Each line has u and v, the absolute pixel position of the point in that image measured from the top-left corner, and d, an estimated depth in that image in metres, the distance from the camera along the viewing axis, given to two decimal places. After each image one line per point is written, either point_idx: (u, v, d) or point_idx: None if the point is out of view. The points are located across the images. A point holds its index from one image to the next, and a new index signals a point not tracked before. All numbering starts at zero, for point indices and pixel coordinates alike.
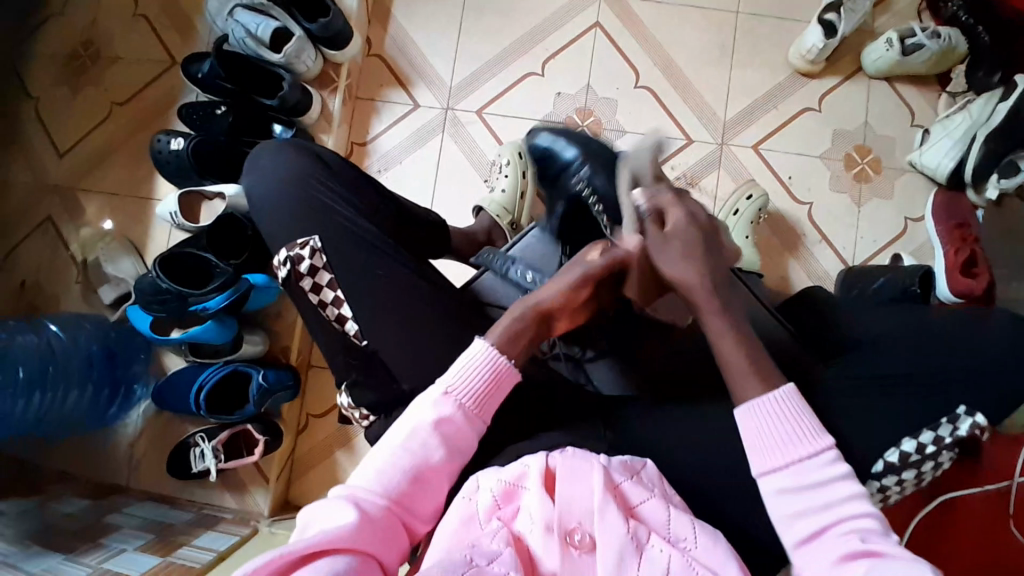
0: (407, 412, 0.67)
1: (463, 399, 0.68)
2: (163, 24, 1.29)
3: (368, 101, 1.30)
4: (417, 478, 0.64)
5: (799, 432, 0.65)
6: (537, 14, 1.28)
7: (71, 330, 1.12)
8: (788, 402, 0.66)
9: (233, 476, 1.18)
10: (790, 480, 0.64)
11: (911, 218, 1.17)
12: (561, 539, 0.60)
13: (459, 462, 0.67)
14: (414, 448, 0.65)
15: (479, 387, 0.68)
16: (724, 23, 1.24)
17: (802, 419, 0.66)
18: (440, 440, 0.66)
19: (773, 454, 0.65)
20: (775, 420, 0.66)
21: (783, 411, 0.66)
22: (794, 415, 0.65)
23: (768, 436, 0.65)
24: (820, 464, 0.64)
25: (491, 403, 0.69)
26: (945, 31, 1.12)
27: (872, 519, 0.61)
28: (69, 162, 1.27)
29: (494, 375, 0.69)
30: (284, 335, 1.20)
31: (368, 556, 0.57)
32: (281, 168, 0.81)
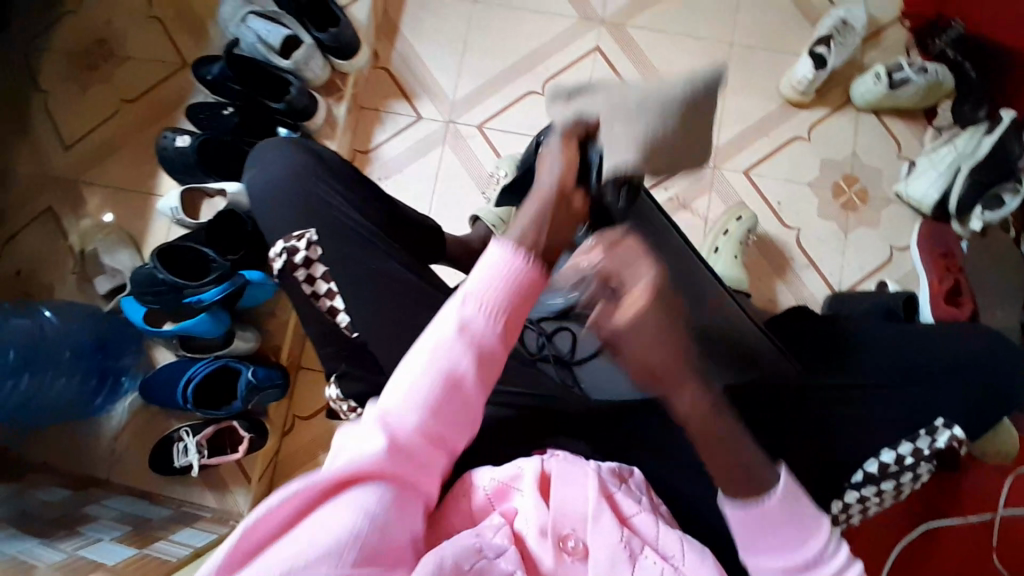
0: (430, 322, 0.58)
1: (487, 315, 0.57)
2: (177, 27, 1.33)
3: (373, 111, 1.33)
4: (448, 392, 0.57)
5: (792, 535, 0.59)
6: (540, 36, 1.32)
7: (64, 315, 1.14)
8: (783, 506, 0.59)
9: (214, 474, 1.18)
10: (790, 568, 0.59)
11: (897, 247, 1.20)
12: (554, 543, 0.61)
13: (491, 370, 0.58)
14: (439, 361, 0.56)
15: (498, 302, 0.57)
16: (720, 52, 1.28)
17: (796, 512, 0.59)
18: (468, 349, 0.57)
19: (768, 557, 0.59)
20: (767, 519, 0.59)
21: (780, 514, 0.59)
22: (790, 518, 0.59)
23: (768, 540, 0.59)
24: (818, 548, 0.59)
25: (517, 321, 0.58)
26: (932, 68, 1.17)
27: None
28: (74, 155, 1.29)
29: (510, 290, 0.57)
30: (277, 335, 1.20)
31: (400, 484, 0.54)
32: (283, 161, 0.82)
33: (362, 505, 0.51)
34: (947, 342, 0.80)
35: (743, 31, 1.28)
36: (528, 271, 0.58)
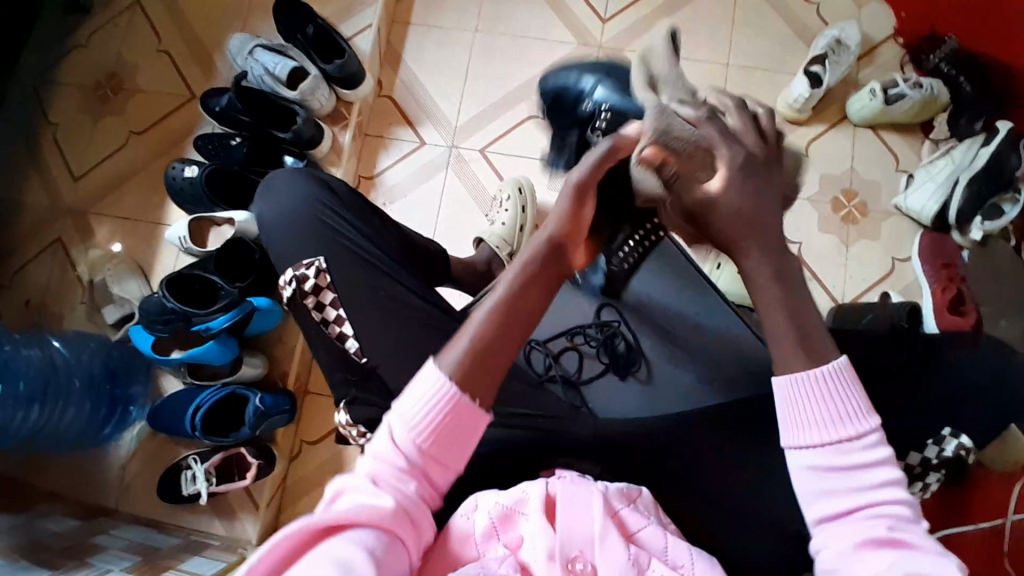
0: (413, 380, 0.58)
1: (422, 436, 0.56)
2: (185, 61, 1.37)
3: (377, 138, 1.35)
4: (437, 446, 0.56)
5: (842, 413, 0.56)
6: (540, 61, 1.35)
7: (74, 345, 1.15)
8: (832, 380, 0.57)
9: (222, 503, 1.17)
10: (827, 457, 0.56)
11: (898, 258, 1.21)
12: (563, 566, 0.60)
13: (468, 430, 0.57)
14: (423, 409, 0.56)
15: (436, 423, 0.56)
16: (717, 73, 1.31)
17: (856, 394, 0.57)
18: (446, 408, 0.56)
19: (811, 431, 0.57)
20: (817, 383, 0.57)
21: (829, 386, 0.57)
22: (838, 393, 0.56)
23: (809, 412, 0.57)
24: (863, 446, 0.56)
25: (457, 437, 0.57)
26: (927, 82, 1.20)
27: (910, 509, 0.55)
28: (84, 186, 1.32)
29: (452, 409, 0.56)
30: (285, 360, 1.21)
31: (395, 538, 0.53)
32: (296, 191, 0.84)
33: (361, 543, 0.50)
34: (955, 351, 0.80)
35: (738, 52, 1.31)
36: (468, 402, 0.57)
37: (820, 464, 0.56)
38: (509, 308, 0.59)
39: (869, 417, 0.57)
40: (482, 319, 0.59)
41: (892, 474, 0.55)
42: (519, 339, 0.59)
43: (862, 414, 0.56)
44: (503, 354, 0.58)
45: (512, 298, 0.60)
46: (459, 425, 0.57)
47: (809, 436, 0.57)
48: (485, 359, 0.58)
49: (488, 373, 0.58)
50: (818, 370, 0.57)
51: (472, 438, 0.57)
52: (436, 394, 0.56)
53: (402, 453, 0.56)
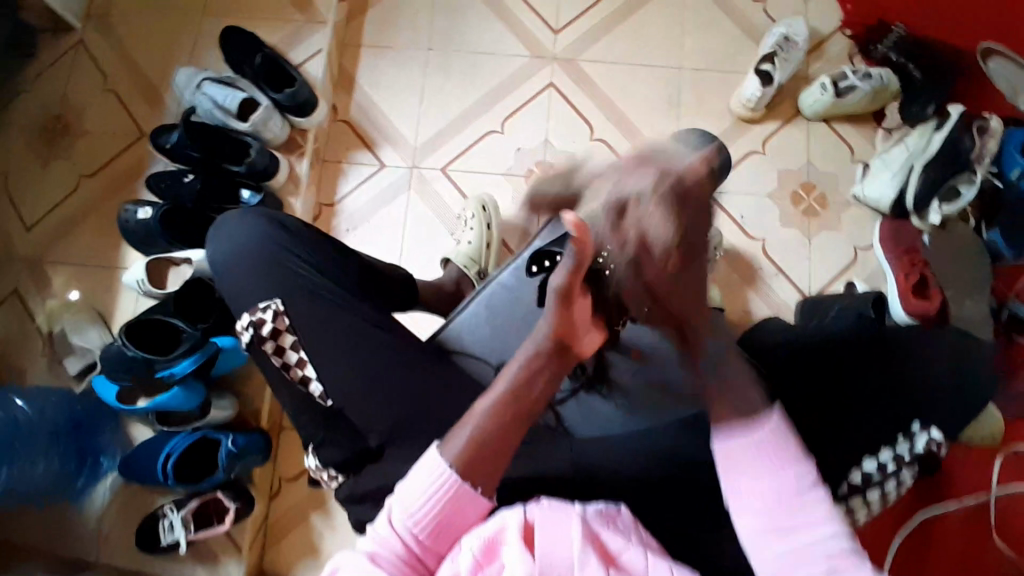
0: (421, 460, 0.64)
1: (418, 525, 0.62)
2: (132, 99, 1.34)
3: (335, 164, 1.33)
4: (437, 532, 0.63)
5: (770, 471, 0.59)
6: (495, 76, 1.35)
7: (38, 401, 1.10)
8: (765, 435, 0.60)
9: (202, 550, 1.14)
10: (771, 519, 0.58)
11: (861, 247, 1.23)
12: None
13: (469, 513, 0.63)
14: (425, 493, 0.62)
15: (436, 510, 0.62)
16: (670, 76, 1.32)
17: (789, 450, 0.60)
18: (445, 492, 0.62)
19: (748, 499, 0.59)
20: (751, 446, 0.60)
21: (767, 444, 0.60)
22: (766, 453, 0.60)
23: (745, 482, 0.60)
24: (802, 501, 0.58)
25: (451, 527, 0.63)
26: (876, 73, 1.22)
27: (852, 544, 0.56)
28: (37, 235, 1.28)
29: (454, 496, 0.62)
30: (256, 399, 1.19)
31: None
32: (249, 232, 0.82)
33: None
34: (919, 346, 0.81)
35: (690, 55, 1.32)
36: (474, 488, 0.63)
37: (770, 526, 0.58)
38: (511, 403, 0.66)
39: (803, 469, 0.59)
40: (483, 415, 0.65)
41: (833, 523, 0.57)
42: (526, 423, 0.66)
43: (797, 467, 0.59)
44: (507, 440, 0.65)
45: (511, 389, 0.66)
46: (460, 508, 0.63)
47: (758, 500, 0.59)
48: (495, 451, 0.64)
49: (487, 467, 0.64)
50: (755, 432, 0.60)
51: (474, 523, 0.63)
52: (439, 480, 0.63)
53: (399, 536, 0.62)
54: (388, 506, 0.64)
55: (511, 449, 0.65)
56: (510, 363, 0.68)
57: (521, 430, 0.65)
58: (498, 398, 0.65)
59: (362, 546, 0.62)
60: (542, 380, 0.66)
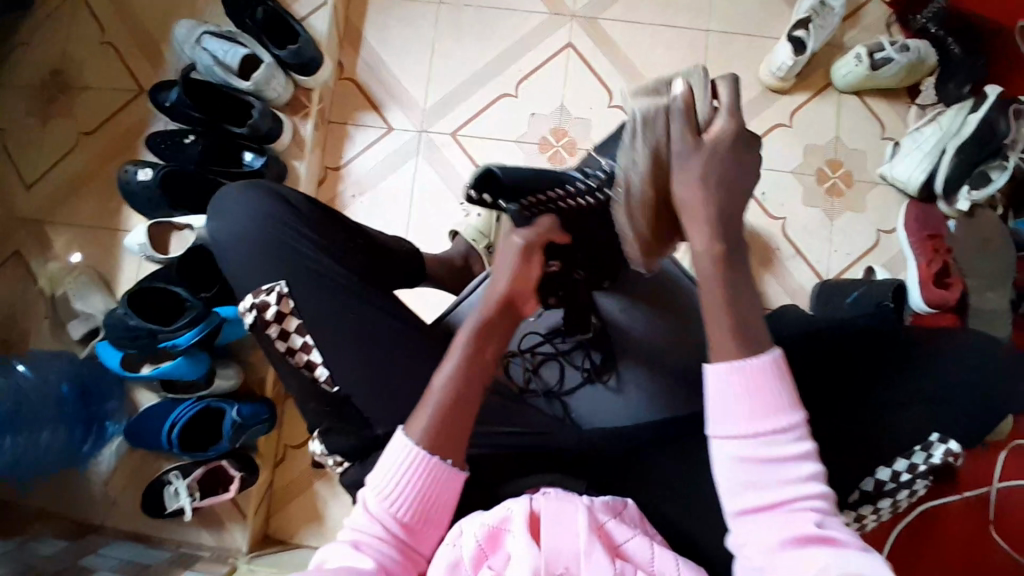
0: (391, 445, 0.66)
1: (399, 510, 0.64)
2: (129, 52, 1.27)
3: (340, 126, 1.28)
4: (419, 517, 0.65)
5: (769, 403, 0.59)
6: (511, 34, 1.27)
7: (39, 368, 1.10)
8: (764, 368, 0.59)
9: (210, 513, 1.17)
10: (756, 450, 0.59)
11: (883, 230, 1.18)
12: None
13: (445, 496, 0.65)
14: (400, 479, 0.64)
15: (414, 491, 0.64)
16: (697, 41, 1.24)
17: (785, 386, 0.60)
18: (420, 475, 0.64)
19: (734, 423, 0.59)
20: (747, 378, 0.59)
21: (761, 381, 0.59)
22: (767, 383, 0.59)
23: (736, 404, 0.59)
24: (783, 439, 0.59)
25: (432, 511, 0.65)
26: (914, 45, 1.14)
27: (825, 500, 0.58)
28: (36, 194, 1.25)
29: (431, 475, 0.64)
30: (260, 367, 1.18)
31: None
32: (250, 205, 0.80)
33: None
34: (942, 351, 0.78)
35: (719, 18, 1.24)
36: (443, 461, 0.65)
37: (747, 457, 0.59)
38: (470, 373, 0.67)
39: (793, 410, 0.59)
40: (443, 390, 0.66)
41: (810, 467, 0.59)
42: (477, 395, 0.67)
43: (786, 410, 0.59)
44: (473, 401, 0.67)
45: (468, 355, 0.68)
46: (436, 488, 0.65)
47: (741, 428, 0.59)
48: (453, 420, 0.66)
49: (453, 435, 0.65)
50: (751, 364, 0.59)
51: (451, 499, 0.66)
52: (411, 459, 0.64)
53: (379, 523, 0.64)
54: (364, 498, 0.66)
55: (467, 420, 0.66)
56: (462, 336, 0.69)
57: (485, 390, 0.68)
58: (456, 369, 0.67)
59: (343, 536, 0.64)
60: (495, 342, 0.69)
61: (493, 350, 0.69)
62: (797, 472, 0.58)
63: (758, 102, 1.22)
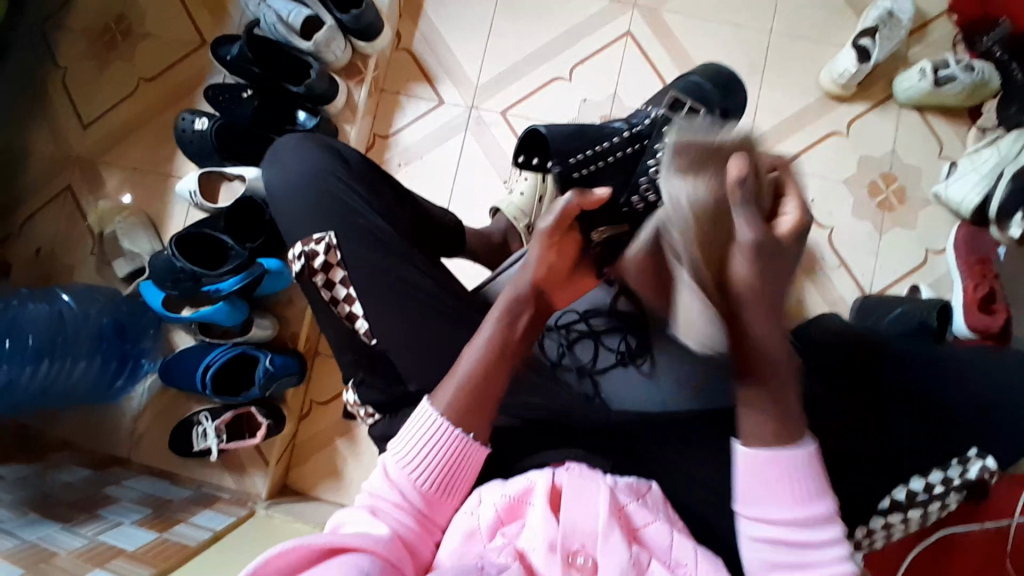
0: (416, 413, 0.67)
1: (423, 477, 0.65)
2: (196, 3, 1.30)
3: (393, 95, 1.30)
4: (441, 486, 0.65)
5: (798, 494, 0.60)
6: (571, 18, 1.27)
7: (82, 300, 1.14)
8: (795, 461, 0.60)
9: (232, 459, 1.19)
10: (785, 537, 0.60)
11: (932, 250, 1.16)
12: (564, 560, 0.58)
13: (468, 465, 0.66)
14: (424, 448, 0.65)
15: (433, 462, 0.65)
16: (757, 41, 1.23)
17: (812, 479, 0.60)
18: (442, 445, 0.65)
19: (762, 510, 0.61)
20: (781, 461, 0.60)
21: (793, 470, 0.60)
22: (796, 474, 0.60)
23: (767, 495, 0.60)
24: (815, 526, 0.60)
25: (454, 479, 0.66)
26: (979, 65, 1.11)
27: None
28: (92, 135, 1.28)
29: (453, 443, 0.65)
30: (295, 322, 1.20)
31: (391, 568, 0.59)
32: (305, 156, 0.81)
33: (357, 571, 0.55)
34: (989, 370, 0.76)
35: (782, 19, 1.23)
36: (466, 433, 0.66)
37: (779, 537, 0.60)
38: (496, 349, 0.67)
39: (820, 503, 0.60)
40: (470, 368, 0.67)
41: (841, 550, 0.60)
42: (507, 374, 0.68)
43: (813, 499, 0.60)
44: (499, 380, 0.67)
45: (497, 335, 0.68)
46: (459, 457, 0.66)
47: (775, 513, 0.60)
48: (481, 395, 0.66)
49: (479, 411, 0.66)
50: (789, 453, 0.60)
51: (474, 467, 0.67)
52: (436, 429, 0.65)
53: (401, 489, 0.65)
54: (383, 463, 0.67)
55: (494, 396, 0.67)
56: (489, 318, 0.69)
57: (512, 366, 0.68)
58: (482, 350, 0.67)
59: (365, 499, 0.66)
60: (525, 317, 0.69)
61: (526, 324, 0.69)
62: (832, 553, 0.59)
63: (815, 107, 1.21)
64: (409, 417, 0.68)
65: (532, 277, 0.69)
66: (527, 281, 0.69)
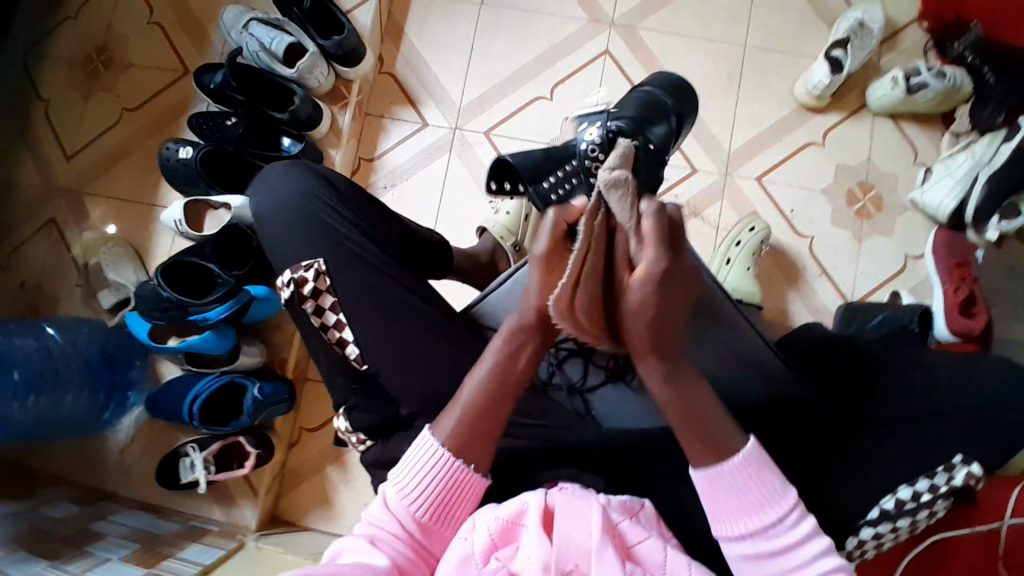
0: (416, 442, 0.67)
1: (419, 508, 0.65)
2: (178, 32, 1.31)
3: (377, 118, 1.31)
4: (438, 517, 0.66)
5: (757, 501, 0.62)
6: (550, 38, 1.30)
7: (69, 332, 1.13)
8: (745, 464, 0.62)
9: (223, 489, 1.18)
10: (753, 545, 0.62)
11: (911, 255, 1.18)
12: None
13: (468, 497, 0.66)
14: (424, 479, 0.65)
15: (432, 492, 0.65)
16: (733, 55, 1.25)
17: (764, 478, 0.62)
18: (442, 477, 0.65)
19: (730, 522, 0.62)
20: (739, 475, 0.62)
21: (746, 476, 0.62)
22: (750, 478, 0.62)
23: (730, 505, 0.62)
24: (783, 529, 0.61)
25: (450, 510, 0.66)
26: (950, 72, 1.14)
27: (842, 565, 0.60)
28: (76, 165, 1.28)
29: (451, 474, 0.65)
30: (284, 347, 1.20)
31: None
32: (291, 185, 0.82)
33: None
34: (970, 372, 0.77)
35: (757, 33, 1.26)
36: (465, 465, 0.65)
37: (747, 552, 0.62)
38: (498, 381, 0.66)
39: (783, 499, 0.62)
40: (472, 398, 0.66)
41: (819, 545, 0.61)
42: (509, 407, 0.67)
43: (774, 502, 0.62)
44: (497, 416, 0.66)
45: (497, 375, 0.66)
46: (458, 490, 0.66)
47: (741, 526, 0.62)
48: (481, 428, 0.66)
49: (480, 443, 0.66)
50: (734, 458, 0.62)
51: (473, 499, 0.67)
52: (436, 461, 0.65)
53: (397, 519, 0.65)
54: (383, 493, 0.67)
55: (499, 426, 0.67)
56: (491, 345, 0.67)
57: (514, 398, 0.67)
58: (483, 381, 0.66)
59: (360, 528, 0.66)
60: (527, 350, 0.66)
61: (528, 357, 0.67)
62: (808, 553, 0.61)
63: (792, 117, 1.23)
64: (409, 446, 0.67)
65: (538, 302, 0.65)
66: (527, 309, 0.65)
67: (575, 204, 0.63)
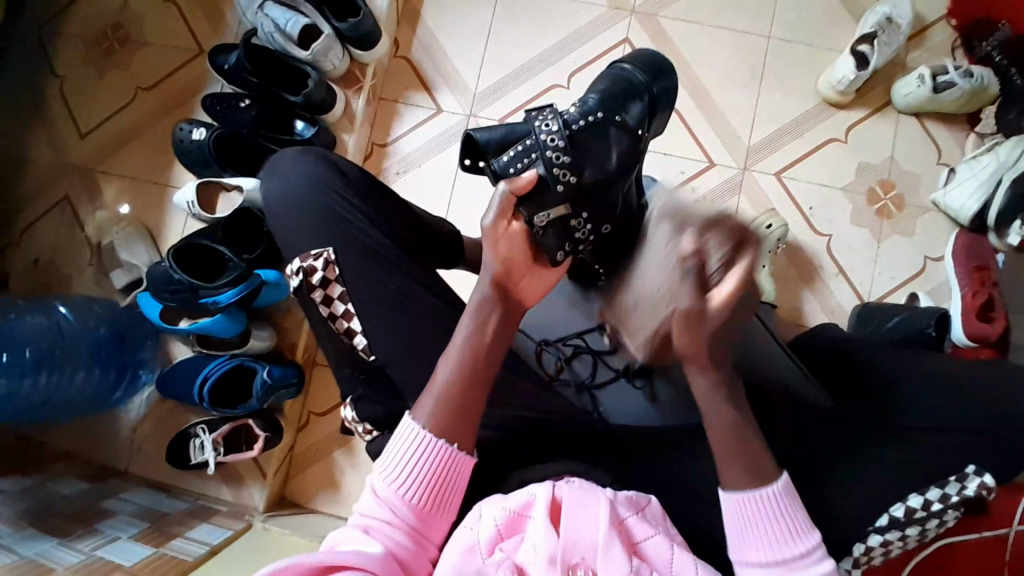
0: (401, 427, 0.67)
1: (412, 494, 0.65)
2: (193, 12, 1.29)
3: (391, 103, 1.29)
4: (430, 503, 0.65)
5: (784, 533, 0.64)
6: (567, 26, 1.27)
7: (80, 312, 1.14)
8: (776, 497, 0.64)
9: (231, 470, 1.19)
10: (771, 573, 0.64)
11: (931, 257, 1.16)
12: (564, 572, 0.59)
13: (457, 482, 0.66)
14: (413, 465, 0.65)
15: (424, 478, 0.65)
16: (756, 48, 1.23)
17: (793, 516, 0.64)
18: (429, 461, 0.65)
19: (753, 549, 0.64)
20: (768, 512, 0.64)
21: (772, 510, 0.64)
22: (779, 511, 0.64)
23: (755, 531, 0.64)
24: (806, 561, 0.63)
25: (442, 496, 0.66)
26: (978, 72, 1.11)
27: None
28: (90, 144, 1.28)
29: (439, 458, 0.65)
30: (292, 332, 1.21)
31: None
32: (303, 173, 0.81)
33: None
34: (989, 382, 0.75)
35: (782, 25, 1.22)
36: (449, 446, 0.66)
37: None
38: (472, 354, 0.67)
39: (808, 536, 0.64)
40: (447, 376, 0.67)
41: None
42: (485, 382, 0.67)
43: (802, 534, 0.64)
44: (474, 392, 0.67)
45: (466, 351, 0.67)
46: (447, 475, 0.66)
47: (764, 554, 0.64)
48: (462, 407, 0.66)
49: (462, 421, 0.66)
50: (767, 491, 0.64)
51: (462, 483, 0.67)
52: (421, 444, 0.65)
53: (390, 507, 0.65)
54: (371, 483, 0.67)
55: (476, 406, 0.67)
56: (462, 323, 0.69)
57: (489, 372, 0.68)
58: (456, 358, 0.67)
59: (354, 519, 0.65)
60: (492, 321, 0.68)
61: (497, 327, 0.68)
62: None
63: (814, 113, 1.21)
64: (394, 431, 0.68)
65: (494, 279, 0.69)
66: (488, 280, 0.69)
67: (523, 176, 0.70)
